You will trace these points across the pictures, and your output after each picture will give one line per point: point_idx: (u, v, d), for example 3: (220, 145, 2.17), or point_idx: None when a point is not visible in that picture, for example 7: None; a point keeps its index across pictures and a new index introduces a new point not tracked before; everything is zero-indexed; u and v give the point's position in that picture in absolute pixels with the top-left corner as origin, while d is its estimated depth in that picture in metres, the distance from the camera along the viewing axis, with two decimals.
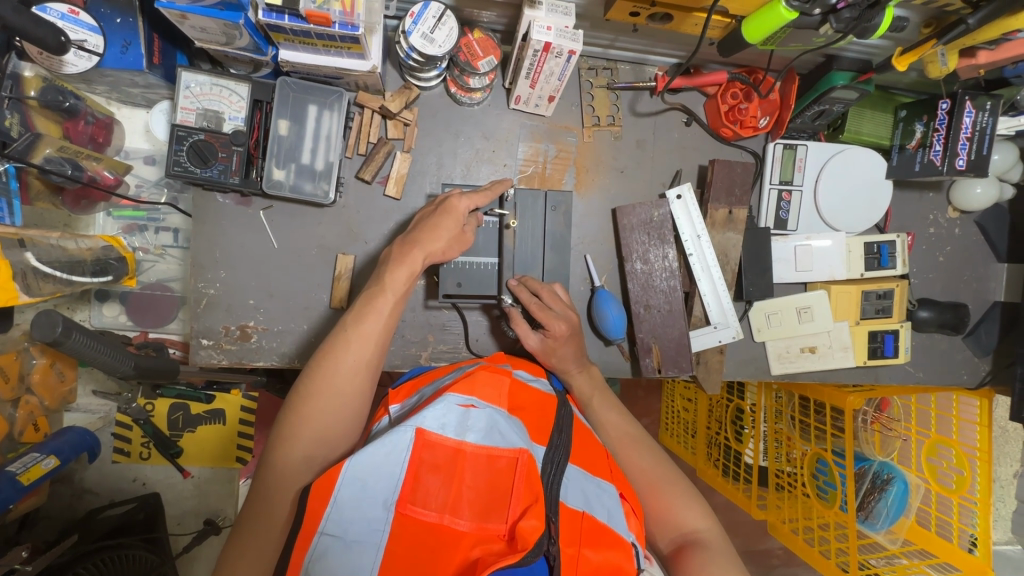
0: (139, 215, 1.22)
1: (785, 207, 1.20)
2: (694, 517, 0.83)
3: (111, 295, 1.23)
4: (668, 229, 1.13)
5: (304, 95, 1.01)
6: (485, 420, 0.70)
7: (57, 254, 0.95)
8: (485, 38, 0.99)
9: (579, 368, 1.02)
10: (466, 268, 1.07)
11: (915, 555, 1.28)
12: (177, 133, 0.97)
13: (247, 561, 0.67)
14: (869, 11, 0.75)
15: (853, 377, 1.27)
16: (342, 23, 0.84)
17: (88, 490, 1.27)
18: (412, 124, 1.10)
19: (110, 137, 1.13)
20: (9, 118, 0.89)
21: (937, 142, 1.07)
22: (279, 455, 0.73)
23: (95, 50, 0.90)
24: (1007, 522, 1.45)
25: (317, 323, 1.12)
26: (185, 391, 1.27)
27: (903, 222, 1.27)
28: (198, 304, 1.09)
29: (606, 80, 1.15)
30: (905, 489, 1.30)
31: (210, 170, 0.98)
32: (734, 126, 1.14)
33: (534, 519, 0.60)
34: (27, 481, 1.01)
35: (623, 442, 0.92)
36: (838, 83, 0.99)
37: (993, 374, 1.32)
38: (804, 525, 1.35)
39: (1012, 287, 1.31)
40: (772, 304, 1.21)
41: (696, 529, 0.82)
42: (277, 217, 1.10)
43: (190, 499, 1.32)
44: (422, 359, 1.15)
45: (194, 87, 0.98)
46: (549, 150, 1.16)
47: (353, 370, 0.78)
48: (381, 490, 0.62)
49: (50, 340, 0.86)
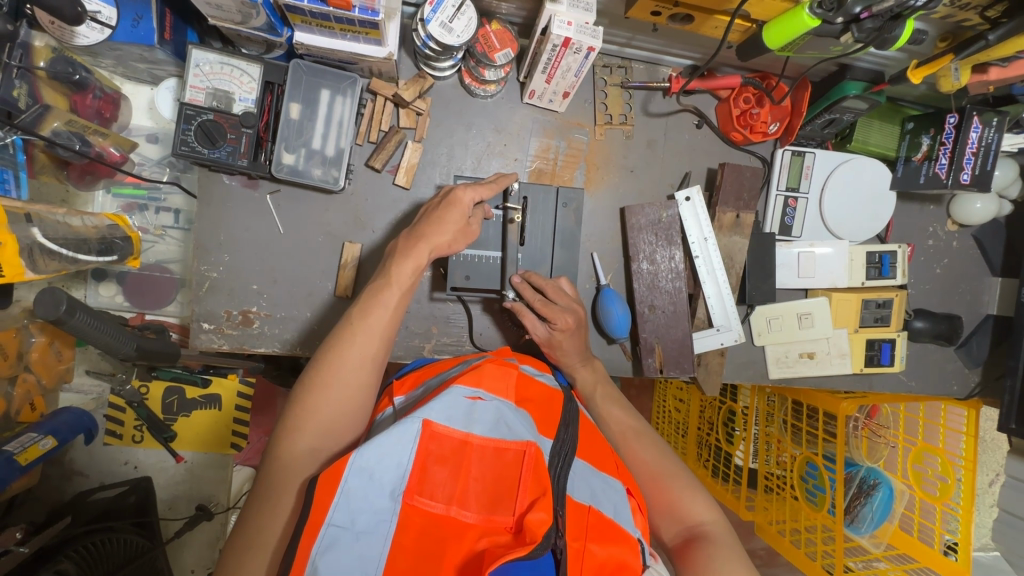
0: (140, 194, 1.20)
1: (790, 213, 1.22)
2: (698, 509, 0.84)
3: (108, 274, 1.20)
4: (677, 231, 1.13)
5: (317, 78, 1.00)
6: (492, 413, 0.69)
7: (63, 231, 0.93)
8: (502, 30, 0.97)
9: (583, 363, 1.03)
10: (474, 261, 1.06)
11: (896, 559, 1.30)
12: (185, 112, 0.94)
13: (253, 554, 0.66)
14: (891, 23, 0.73)
15: (848, 384, 1.29)
16: (362, 7, 0.83)
17: (78, 472, 1.25)
18: (424, 114, 1.09)
19: (117, 112, 1.11)
20: (18, 88, 0.86)
21: (943, 155, 1.08)
22: (285, 447, 0.72)
23: (108, 23, 0.88)
24: (987, 530, 1.48)
25: (320, 310, 1.11)
26: (180, 374, 1.26)
27: (903, 233, 1.29)
28: (199, 287, 1.07)
29: (620, 79, 1.14)
30: (890, 495, 1.32)
31: (218, 151, 0.96)
32: (745, 130, 1.14)
33: (542, 511, 0.60)
34: (24, 462, 0.99)
35: (625, 436, 0.93)
36: (850, 93, 1.00)
37: (982, 385, 1.34)
38: (791, 527, 1.37)
39: (1005, 301, 1.34)
40: (774, 308, 1.23)
41: (701, 521, 0.83)
42: (283, 201, 1.08)
43: (182, 484, 1.31)
44: (425, 351, 1.15)
45: (204, 66, 0.95)
46: (560, 146, 1.15)
47: (358, 363, 0.77)
48: (387, 480, 0.61)
49: (52, 319, 0.85)
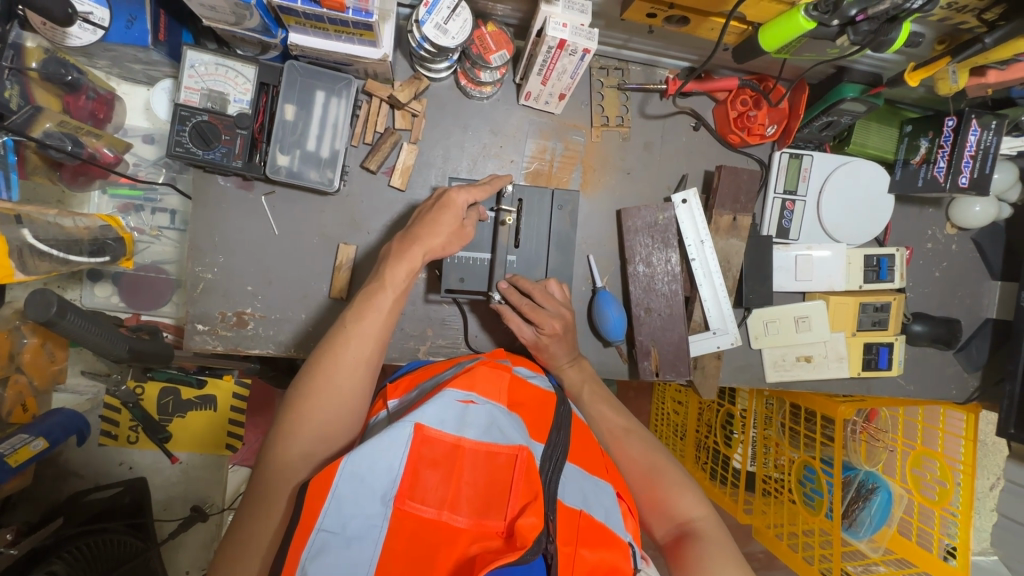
0: (136, 194, 1.20)
1: (788, 216, 1.21)
2: (687, 505, 0.83)
3: (104, 275, 1.20)
4: (673, 234, 1.12)
5: (312, 80, 0.99)
6: (485, 416, 0.69)
7: (54, 232, 0.93)
8: (498, 32, 0.97)
9: (571, 362, 1.04)
10: (469, 263, 1.05)
11: (894, 564, 1.30)
12: (180, 113, 0.94)
13: (246, 559, 0.65)
14: (888, 26, 0.72)
15: (847, 388, 1.28)
16: (356, 9, 0.83)
17: (73, 472, 1.25)
18: (420, 116, 1.08)
19: (112, 113, 1.11)
20: (9, 89, 0.86)
21: (941, 158, 1.08)
22: (279, 451, 0.72)
23: (101, 24, 0.88)
24: (986, 534, 1.47)
25: (315, 312, 1.10)
26: (176, 375, 1.25)
27: (902, 236, 1.28)
28: (194, 288, 1.07)
29: (617, 80, 1.14)
30: (889, 499, 1.31)
31: (213, 153, 0.96)
32: (742, 133, 1.14)
33: (533, 516, 0.60)
34: (15, 463, 0.99)
35: (616, 436, 0.93)
36: (848, 96, 0.99)
37: (981, 389, 1.33)
38: (790, 531, 1.35)
39: (1005, 303, 1.33)
40: (771, 311, 1.22)
41: (690, 518, 0.82)
42: (278, 203, 1.08)
43: (177, 484, 1.31)
44: (420, 353, 1.15)
45: (199, 67, 0.95)
46: (556, 147, 1.15)
47: (353, 366, 0.77)
48: (379, 485, 0.61)
49: (43, 320, 0.85)
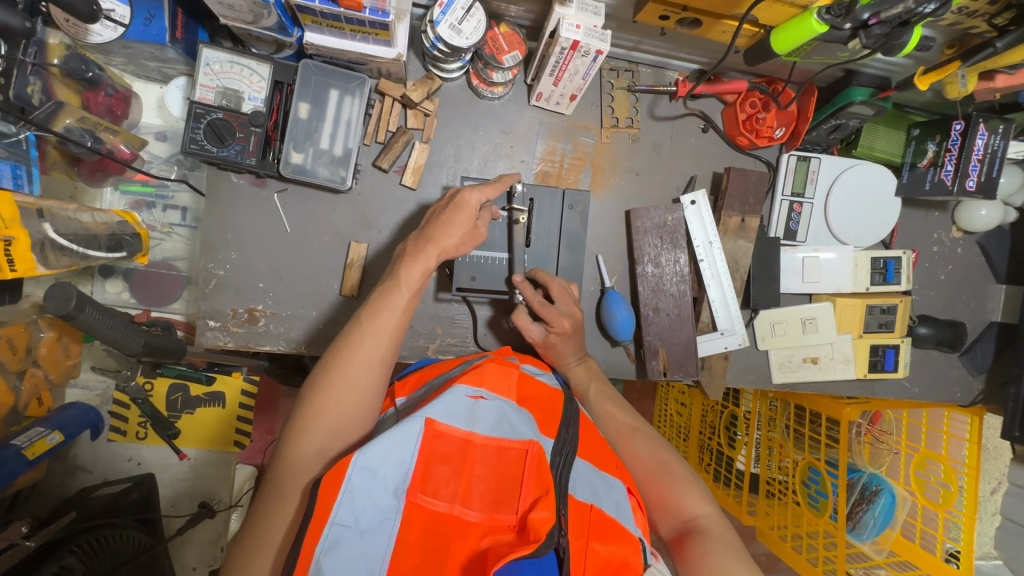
0: (147, 191, 1.20)
1: (795, 218, 1.22)
2: (693, 502, 0.84)
3: (115, 271, 1.21)
4: (682, 234, 1.13)
5: (326, 78, 1.00)
6: (494, 412, 0.70)
7: (74, 227, 0.94)
8: (511, 33, 0.98)
9: (578, 361, 1.04)
10: (480, 262, 1.06)
11: (898, 566, 1.30)
12: (195, 110, 0.95)
13: (259, 553, 0.66)
14: (898, 30, 0.74)
15: (852, 390, 1.29)
16: (372, 8, 0.84)
17: (82, 468, 1.25)
18: (432, 115, 1.09)
19: (127, 110, 1.12)
20: (32, 84, 0.87)
21: (948, 161, 1.08)
22: (292, 447, 0.72)
23: (121, 21, 0.88)
24: (990, 538, 1.48)
25: (326, 310, 1.11)
26: (184, 372, 1.28)
27: (908, 239, 1.30)
28: (206, 284, 1.08)
29: (627, 82, 1.15)
30: (892, 501, 1.32)
31: (227, 150, 0.97)
32: (751, 135, 1.15)
33: (545, 510, 0.60)
34: (33, 456, 1.00)
35: (621, 433, 0.94)
36: (857, 99, 1.00)
37: (986, 392, 1.34)
38: (793, 533, 1.36)
39: (1010, 307, 1.34)
40: (779, 313, 1.22)
41: (696, 515, 0.83)
42: (290, 200, 1.09)
43: (184, 481, 1.30)
44: (430, 351, 1.15)
45: (214, 65, 0.96)
46: (566, 148, 1.16)
47: (367, 364, 0.77)
48: (391, 479, 0.62)
49: (62, 314, 0.86)
